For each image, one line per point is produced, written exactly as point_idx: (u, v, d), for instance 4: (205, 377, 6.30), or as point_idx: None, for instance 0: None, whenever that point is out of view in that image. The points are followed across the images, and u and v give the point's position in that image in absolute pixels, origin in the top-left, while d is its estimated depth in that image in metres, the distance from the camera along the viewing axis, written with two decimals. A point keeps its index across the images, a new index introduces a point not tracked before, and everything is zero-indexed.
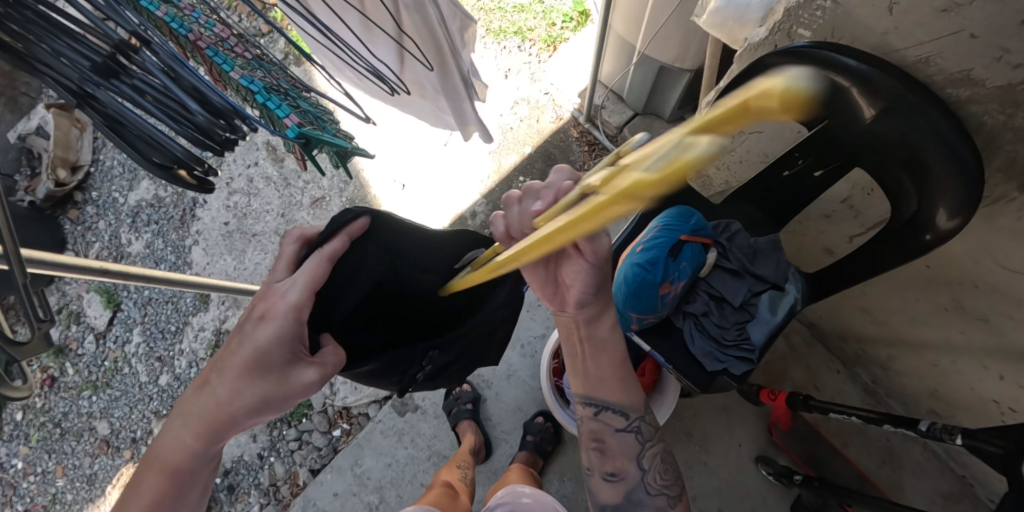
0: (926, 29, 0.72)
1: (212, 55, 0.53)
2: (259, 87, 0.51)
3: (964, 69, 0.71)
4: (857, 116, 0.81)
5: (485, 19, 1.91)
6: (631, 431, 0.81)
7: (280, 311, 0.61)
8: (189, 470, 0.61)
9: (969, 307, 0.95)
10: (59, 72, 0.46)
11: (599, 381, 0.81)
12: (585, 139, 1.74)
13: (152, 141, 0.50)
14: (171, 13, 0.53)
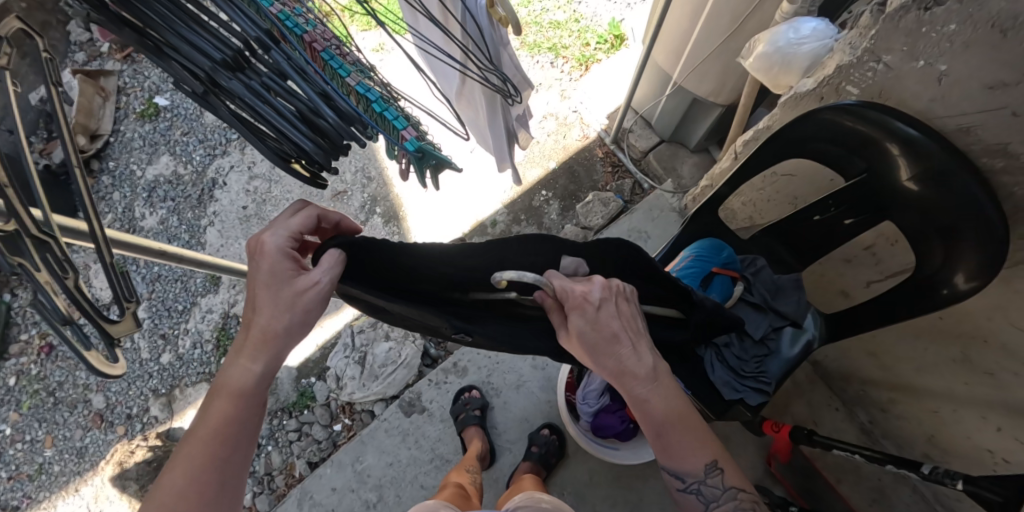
0: (973, 101, 0.77)
1: (327, 58, 0.70)
2: (376, 97, 0.69)
3: (1001, 143, 0.76)
4: (895, 174, 0.87)
5: (521, 32, 1.97)
6: (691, 493, 0.75)
7: (269, 245, 0.66)
8: (248, 395, 0.66)
9: (976, 361, 1.03)
10: (193, 59, 0.60)
11: (671, 450, 0.75)
12: (609, 160, 1.78)
13: (279, 137, 0.64)
14: (283, 13, 0.70)
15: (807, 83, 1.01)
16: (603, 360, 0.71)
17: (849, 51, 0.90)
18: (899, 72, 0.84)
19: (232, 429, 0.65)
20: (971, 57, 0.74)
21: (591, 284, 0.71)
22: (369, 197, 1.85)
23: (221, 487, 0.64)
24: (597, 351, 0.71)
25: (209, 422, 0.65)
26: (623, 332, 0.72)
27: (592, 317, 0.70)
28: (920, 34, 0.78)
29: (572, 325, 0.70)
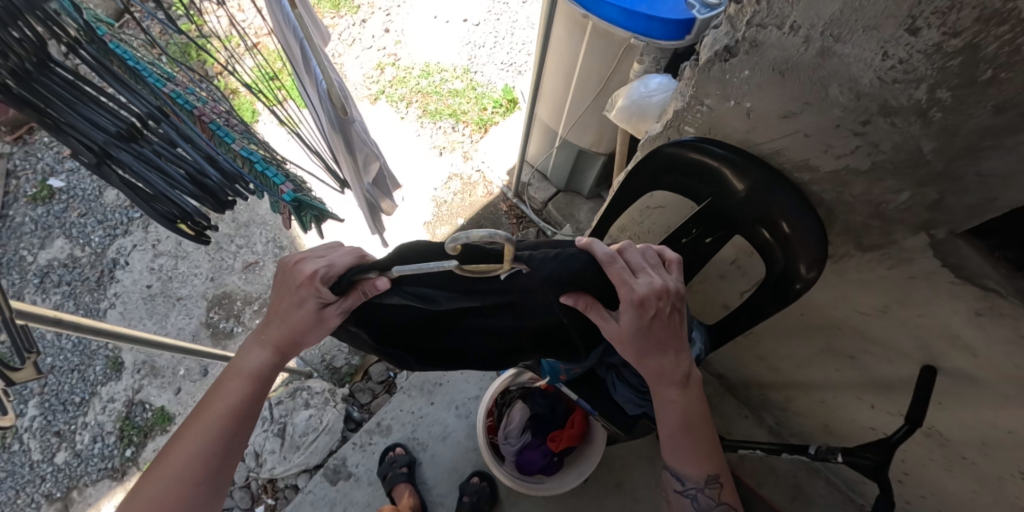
0: (775, 129, 0.95)
1: (214, 127, 0.84)
2: (258, 158, 0.86)
3: (804, 159, 0.96)
4: (732, 189, 1.03)
5: (423, 102, 2.15)
6: (687, 495, 0.97)
7: (317, 276, 0.78)
8: (255, 380, 0.87)
9: (839, 348, 1.29)
10: (84, 133, 0.68)
11: (683, 458, 0.95)
12: (513, 212, 1.96)
13: (167, 201, 0.74)
14: (175, 92, 0.82)
15: (658, 126, 1.19)
16: (643, 357, 0.87)
17: (680, 96, 1.08)
18: (717, 113, 1.02)
19: (244, 407, 0.87)
20: (766, 94, 0.92)
21: (663, 291, 0.80)
22: (282, 264, 2.06)
23: (228, 445, 0.85)
24: (637, 348, 0.85)
25: (229, 397, 0.86)
26: (671, 339, 0.86)
27: (646, 323, 0.81)
28: (727, 80, 0.96)
29: (624, 323, 0.82)
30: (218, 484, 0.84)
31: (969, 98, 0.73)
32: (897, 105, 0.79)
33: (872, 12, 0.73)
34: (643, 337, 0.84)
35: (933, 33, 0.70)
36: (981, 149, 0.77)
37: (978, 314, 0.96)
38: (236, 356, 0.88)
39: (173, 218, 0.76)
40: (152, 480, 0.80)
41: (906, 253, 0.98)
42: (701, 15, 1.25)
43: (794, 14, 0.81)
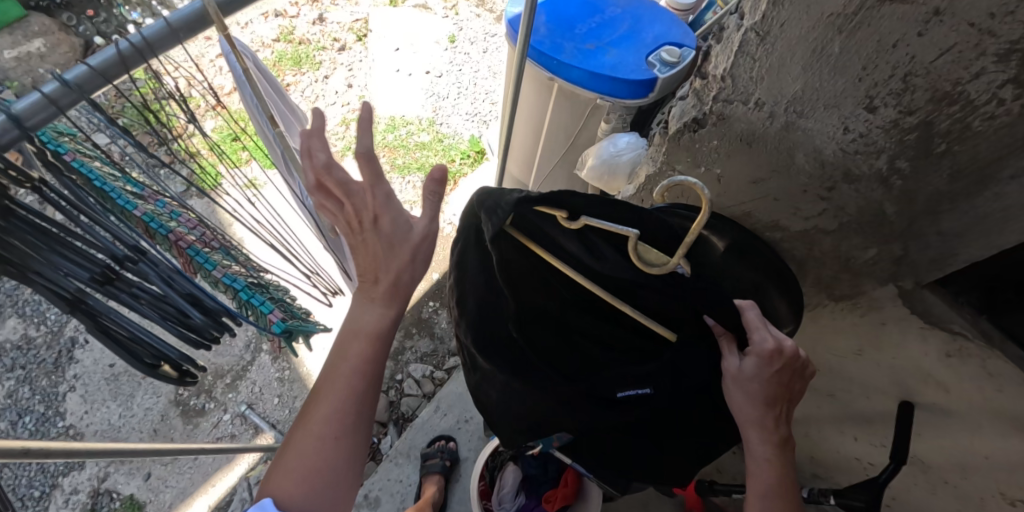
0: (744, 193, 0.99)
1: (192, 252, 0.83)
2: (242, 286, 0.84)
3: (774, 220, 1.00)
4: (713, 247, 1.03)
5: (390, 156, 2.17)
6: None
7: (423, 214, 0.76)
8: (374, 338, 0.81)
9: (820, 387, 1.35)
10: (56, 284, 0.68)
11: None
12: None
13: (145, 346, 0.75)
14: (147, 212, 0.81)
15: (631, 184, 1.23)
16: (746, 409, 0.85)
17: (651, 161, 1.11)
18: (687, 180, 1.05)
19: (369, 367, 0.81)
20: (735, 162, 0.95)
21: (791, 348, 0.82)
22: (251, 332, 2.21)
23: (358, 411, 0.80)
24: (751, 399, 0.84)
25: (349, 359, 0.80)
26: (778, 399, 0.85)
27: (768, 372, 0.82)
28: (696, 148, 1.00)
29: (748, 366, 0.82)
30: (360, 438, 0.80)
31: (925, 167, 0.78)
32: (860, 173, 0.83)
33: (831, 91, 0.77)
34: (762, 383, 0.83)
35: (889, 111, 0.74)
36: (939, 212, 0.82)
37: (948, 356, 0.99)
38: (350, 317, 0.82)
39: (151, 363, 0.76)
40: (299, 435, 0.79)
41: (875, 301, 1.03)
42: (663, 74, 1.31)
43: (757, 92, 0.85)
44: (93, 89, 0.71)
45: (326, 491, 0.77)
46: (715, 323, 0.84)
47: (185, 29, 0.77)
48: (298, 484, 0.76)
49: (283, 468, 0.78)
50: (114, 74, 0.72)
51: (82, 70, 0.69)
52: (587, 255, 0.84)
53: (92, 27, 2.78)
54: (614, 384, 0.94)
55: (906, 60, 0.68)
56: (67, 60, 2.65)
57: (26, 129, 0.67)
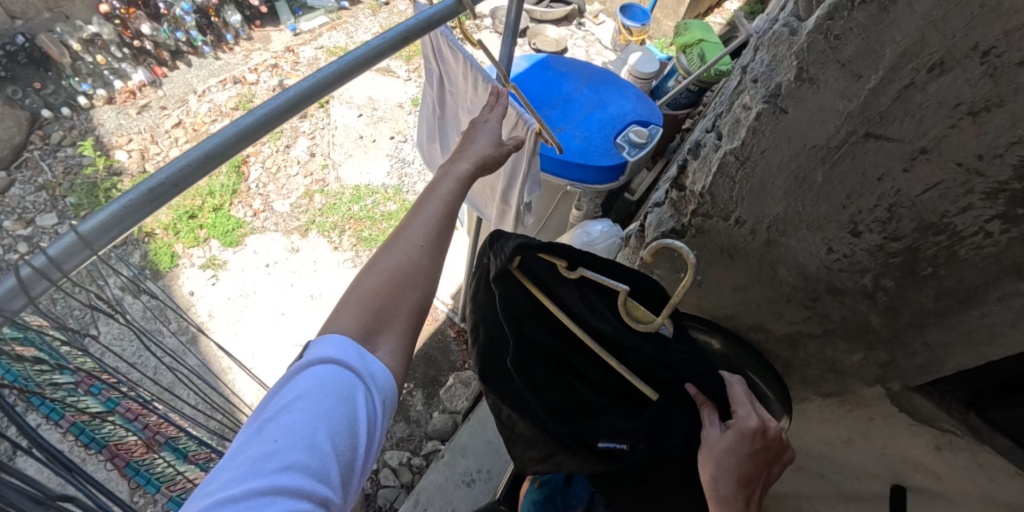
0: (726, 298, 0.95)
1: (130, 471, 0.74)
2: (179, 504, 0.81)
3: (757, 322, 0.97)
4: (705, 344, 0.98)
5: (357, 228, 2.28)
6: None
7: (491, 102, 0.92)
8: (460, 186, 0.81)
9: (810, 466, 1.24)
10: None
11: None
12: (461, 337, 2.03)
13: None
14: (78, 423, 0.69)
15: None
16: (722, 481, 0.69)
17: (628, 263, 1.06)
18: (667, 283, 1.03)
19: (453, 216, 0.79)
20: (716, 271, 0.92)
21: (777, 430, 0.72)
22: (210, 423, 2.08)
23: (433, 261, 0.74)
24: (726, 475, 0.69)
25: (441, 195, 0.79)
26: (755, 481, 0.71)
27: (754, 447, 0.71)
28: (675, 256, 0.95)
29: (728, 438, 0.70)
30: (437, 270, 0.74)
31: (911, 286, 0.76)
32: (843, 287, 0.81)
33: (814, 215, 0.74)
34: (748, 457, 0.71)
35: (874, 236, 0.72)
36: (924, 325, 0.80)
37: (938, 448, 0.92)
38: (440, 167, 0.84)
39: None
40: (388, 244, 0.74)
41: (863, 399, 0.99)
42: (632, 157, 1.31)
43: (738, 210, 0.80)
44: (82, 262, 0.49)
45: (396, 310, 0.70)
46: (695, 390, 0.74)
47: (208, 161, 0.56)
48: (375, 288, 0.69)
49: (360, 284, 0.70)
50: (116, 234, 0.51)
51: (67, 241, 0.48)
52: (587, 307, 0.78)
53: (39, 99, 2.63)
54: (600, 429, 0.81)
55: (891, 192, 0.67)
56: (10, 135, 2.50)
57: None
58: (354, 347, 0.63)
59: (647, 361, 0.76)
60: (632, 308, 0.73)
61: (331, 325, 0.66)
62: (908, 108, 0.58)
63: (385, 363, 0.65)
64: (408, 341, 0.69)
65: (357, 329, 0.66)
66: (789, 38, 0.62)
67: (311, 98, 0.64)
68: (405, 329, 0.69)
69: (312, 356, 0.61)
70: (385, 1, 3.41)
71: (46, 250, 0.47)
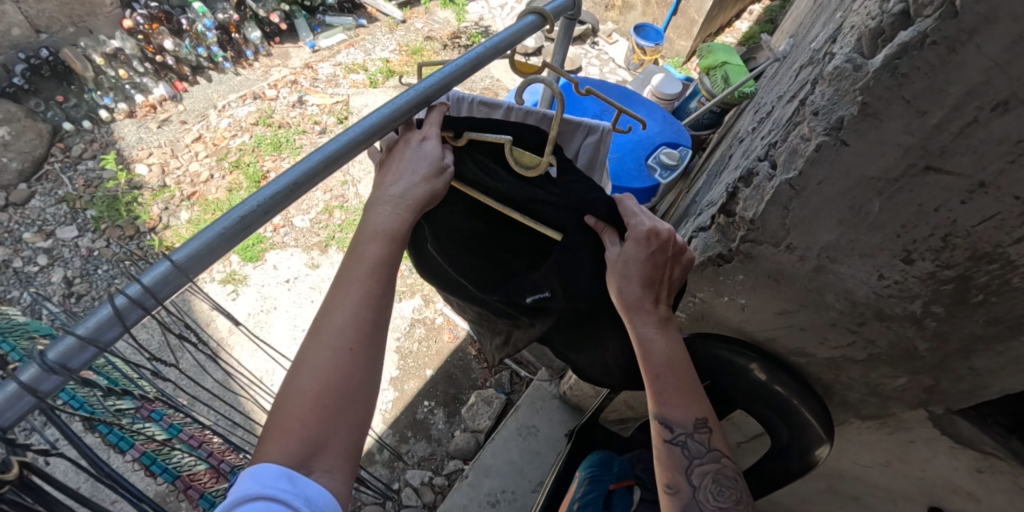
0: (770, 321, 0.96)
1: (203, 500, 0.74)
2: None
3: (800, 347, 0.97)
4: (744, 368, 1.01)
5: None
6: (677, 444, 0.85)
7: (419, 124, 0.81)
8: (393, 240, 0.73)
9: (843, 489, 1.24)
10: None
11: (671, 403, 0.83)
12: (483, 356, 2.08)
13: None
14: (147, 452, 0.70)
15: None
16: (627, 291, 0.81)
17: None
18: (708, 305, 1.03)
19: (384, 283, 0.72)
20: (760, 295, 0.93)
21: (667, 232, 0.81)
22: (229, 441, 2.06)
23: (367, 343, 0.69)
24: (629, 284, 0.81)
25: (367, 262, 0.71)
26: (658, 280, 0.83)
27: (648, 256, 0.81)
28: (720, 280, 0.96)
29: (625, 250, 0.81)
30: (374, 368, 0.69)
31: (960, 313, 0.77)
32: (892, 313, 0.82)
33: (867, 243, 0.76)
34: (649, 267, 0.81)
35: (927, 264, 0.73)
36: (973, 351, 0.81)
37: (979, 470, 0.93)
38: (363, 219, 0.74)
39: None
40: (315, 340, 0.68)
41: (905, 422, 0.99)
42: (664, 179, 1.41)
43: (789, 238, 0.82)
44: (177, 290, 0.50)
45: (335, 423, 0.65)
46: (593, 220, 0.86)
47: (297, 190, 0.56)
48: (308, 401, 0.64)
49: (289, 396, 0.65)
50: (208, 263, 0.51)
51: (162, 270, 0.48)
52: (484, 174, 0.89)
53: (61, 112, 2.65)
54: (525, 286, 0.94)
55: (947, 223, 0.68)
56: (31, 148, 2.51)
57: (73, 372, 0.46)
58: (287, 474, 0.60)
59: (561, 213, 0.87)
60: (517, 154, 0.86)
61: (265, 449, 0.63)
62: (970, 144, 0.60)
63: (325, 485, 0.63)
64: (347, 454, 0.65)
65: (290, 455, 0.62)
66: (852, 75, 0.66)
67: (393, 123, 0.64)
68: (344, 442, 0.65)
69: (237, 493, 0.58)
70: (402, 19, 3.47)
71: (142, 279, 0.48)
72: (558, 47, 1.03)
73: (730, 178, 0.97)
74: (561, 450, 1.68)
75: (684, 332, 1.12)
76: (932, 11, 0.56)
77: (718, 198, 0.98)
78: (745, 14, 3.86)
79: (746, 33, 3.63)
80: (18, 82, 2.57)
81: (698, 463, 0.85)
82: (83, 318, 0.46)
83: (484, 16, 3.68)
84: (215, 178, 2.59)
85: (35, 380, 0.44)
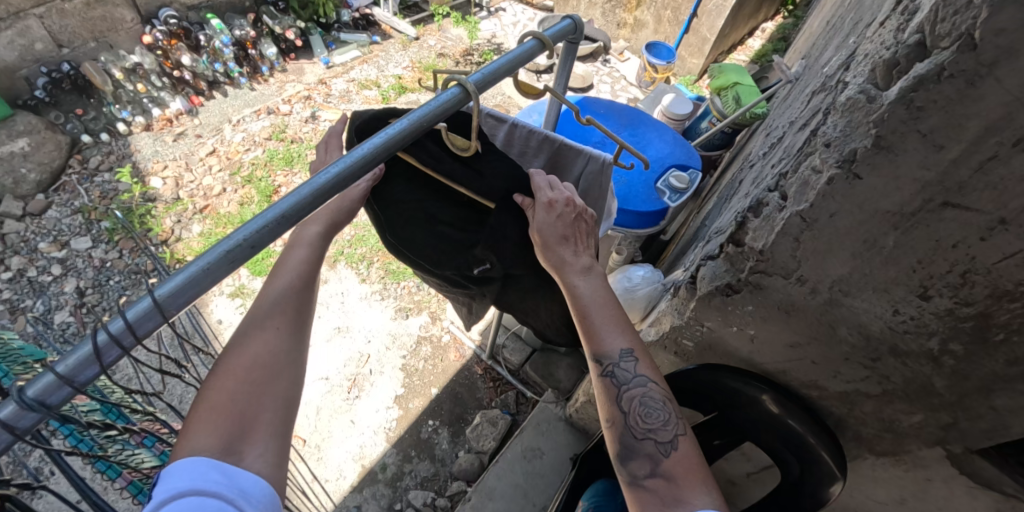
0: (781, 354, 0.94)
1: None
2: None
3: (812, 379, 0.95)
4: (757, 399, 0.99)
5: (385, 261, 2.41)
6: (608, 376, 0.87)
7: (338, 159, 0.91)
8: (313, 245, 0.87)
9: None
10: None
11: (599, 336, 0.87)
12: (489, 374, 2.06)
13: None
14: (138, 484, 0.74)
15: (652, 313, 1.21)
16: (553, 251, 0.90)
17: (677, 313, 1.06)
18: (717, 334, 1.01)
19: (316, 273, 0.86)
20: (770, 326, 0.91)
21: (573, 196, 0.92)
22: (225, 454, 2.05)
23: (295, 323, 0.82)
24: (549, 245, 0.90)
25: (302, 263, 0.85)
26: (572, 236, 0.92)
27: (559, 212, 0.90)
28: (728, 310, 0.94)
29: (537, 213, 0.90)
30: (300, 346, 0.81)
31: (980, 351, 0.74)
32: (907, 349, 0.79)
33: (882, 278, 0.73)
34: (562, 223, 0.90)
35: (944, 301, 0.71)
36: (992, 390, 0.77)
37: None
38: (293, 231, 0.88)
39: None
40: (246, 334, 0.79)
41: (921, 460, 0.95)
42: (673, 202, 1.41)
43: (800, 270, 0.80)
44: (154, 326, 0.53)
45: (258, 408, 0.74)
46: (521, 197, 0.94)
47: (288, 224, 0.57)
48: (233, 389, 0.74)
49: (213, 384, 0.74)
50: (190, 299, 0.53)
51: (144, 306, 0.51)
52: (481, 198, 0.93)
53: (80, 125, 2.72)
54: (469, 260, 1.04)
55: (965, 259, 0.66)
56: (51, 159, 2.57)
57: (50, 409, 0.49)
58: (216, 467, 0.68)
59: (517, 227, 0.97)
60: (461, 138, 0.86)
61: (193, 438, 0.69)
62: (991, 181, 0.58)
63: (255, 472, 0.70)
64: (273, 438, 0.74)
65: (217, 444, 0.70)
66: (866, 106, 0.64)
67: (387, 152, 0.66)
68: (268, 428, 0.74)
69: (167, 491, 0.64)
70: (416, 36, 3.52)
71: (124, 314, 0.51)
72: (562, 72, 1.02)
73: (739, 206, 0.95)
74: (566, 474, 1.65)
75: (691, 361, 1.10)
76: (949, 43, 0.55)
77: (727, 226, 0.96)
78: (757, 32, 3.85)
79: (759, 51, 3.62)
80: (39, 95, 2.63)
81: (627, 389, 0.86)
82: (63, 355, 0.49)
83: (496, 33, 3.73)
84: (228, 192, 2.62)
85: (14, 416, 0.48)
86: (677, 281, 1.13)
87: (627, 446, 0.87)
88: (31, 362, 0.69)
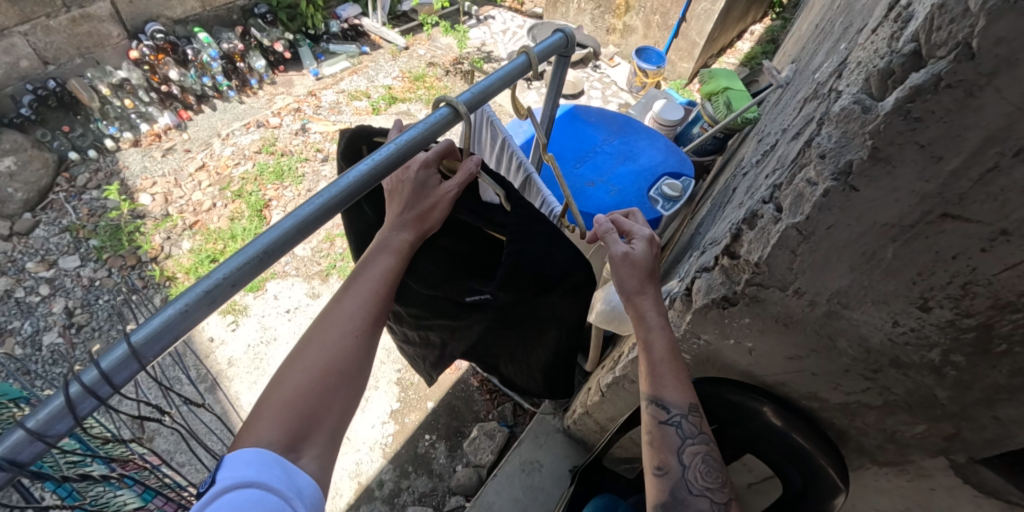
0: (780, 366, 0.93)
1: None
2: None
3: (812, 391, 0.93)
4: (758, 411, 0.97)
5: None
6: (672, 425, 0.87)
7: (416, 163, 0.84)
8: (398, 254, 0.83)
9: None
10: None
11: (670, 386, 0.87)
12: (485, 386, 2.04)
13: None
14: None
15: None
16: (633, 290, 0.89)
17: (673, 326, 1.05)
18: (715, 346, 0.99)
19: (395, 279, 0.83)
20: (768, 339, 0.89)
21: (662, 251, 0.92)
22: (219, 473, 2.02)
23: (367, 333, 0.79)
24: (636, 286, 0.89)
25: (383, 269, 0.82)
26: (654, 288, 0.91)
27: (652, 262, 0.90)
28: (725, 323, 0.93)
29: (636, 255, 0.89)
30: (369, 356, 0.79)
31: (983, 362, 0.72)
32: (909, 361, 0.78)
33: (881, 290, 0.72)
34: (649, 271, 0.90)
35: (945, 312, 0.69)
36: (996, 400, 0.76)
37: None
38: (381, 230, 0.84)
39: None
40: (319, 333, 0.77)
41: (924, 470, 0.93)
42: (666, 211, 1.39)
43: (797, 282, 0.78)
44: (132, 374, 0.51)
45: (325, 412, 0.74)
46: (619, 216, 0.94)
47: (266, 258, 0.56)
48: (307, 387, 0.73)
49: (279, 385, 0.74)
50: (165, 345, 0.52)
51: (119, 355, 0.50)
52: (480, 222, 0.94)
53: (67, 142, 2.69)
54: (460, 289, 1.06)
55: (966, 271, 0.64)
56: (37, 177, 2.53)
57: (21, 465, 0.48)
58: (280, 462, 0.67)
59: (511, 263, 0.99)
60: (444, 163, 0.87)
61: (257, 433, 0.69)
62: (991, 192, 0.57)
63: (309, 474, 0.69)
64: (331, 443, 0.74)
65: (282, 439, 0.69)
66: (861, 117, 0.62)
67: (372, 181, 0.64)
68: (328, 432, 0.74)
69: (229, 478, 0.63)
70: (405, 46, 3.51)
71: (98, 363, 0.50)
72: (552, 86, 1.01)
73: (733, 217, 0.94)
74: (566, 488, 1.62)
75: (689, 373, 1.09)
76: (945, 53, 0.54)
77: (721, 238, 0.95)
78: (746, 35, 3.86)
79: (748, 53, 3.62)
80: (26, 113, 2.60)
81: (689, 443, 0.87)
82: (34, 409, 0.48)
83: (485, 41, 3.72)
84: (218, 207, 2.60)
85: None
86: (672, 292, 1.11)
87: (676, 497, 0.85)
88: (6, 404, 0.68)
